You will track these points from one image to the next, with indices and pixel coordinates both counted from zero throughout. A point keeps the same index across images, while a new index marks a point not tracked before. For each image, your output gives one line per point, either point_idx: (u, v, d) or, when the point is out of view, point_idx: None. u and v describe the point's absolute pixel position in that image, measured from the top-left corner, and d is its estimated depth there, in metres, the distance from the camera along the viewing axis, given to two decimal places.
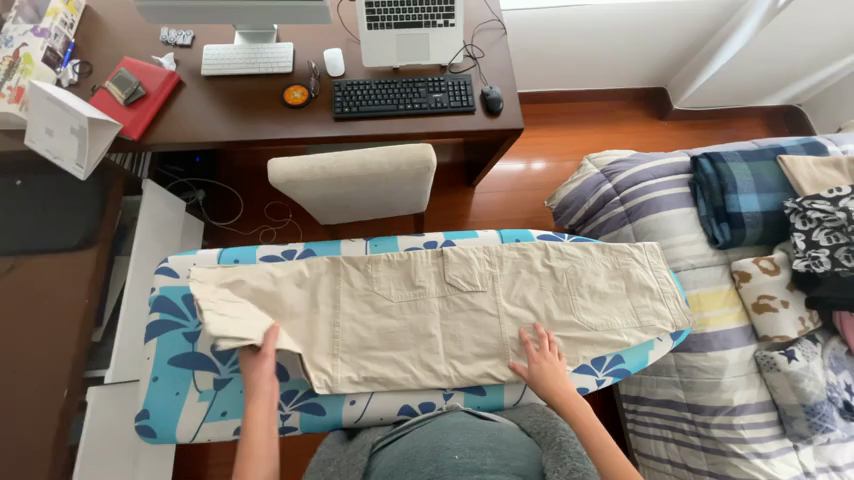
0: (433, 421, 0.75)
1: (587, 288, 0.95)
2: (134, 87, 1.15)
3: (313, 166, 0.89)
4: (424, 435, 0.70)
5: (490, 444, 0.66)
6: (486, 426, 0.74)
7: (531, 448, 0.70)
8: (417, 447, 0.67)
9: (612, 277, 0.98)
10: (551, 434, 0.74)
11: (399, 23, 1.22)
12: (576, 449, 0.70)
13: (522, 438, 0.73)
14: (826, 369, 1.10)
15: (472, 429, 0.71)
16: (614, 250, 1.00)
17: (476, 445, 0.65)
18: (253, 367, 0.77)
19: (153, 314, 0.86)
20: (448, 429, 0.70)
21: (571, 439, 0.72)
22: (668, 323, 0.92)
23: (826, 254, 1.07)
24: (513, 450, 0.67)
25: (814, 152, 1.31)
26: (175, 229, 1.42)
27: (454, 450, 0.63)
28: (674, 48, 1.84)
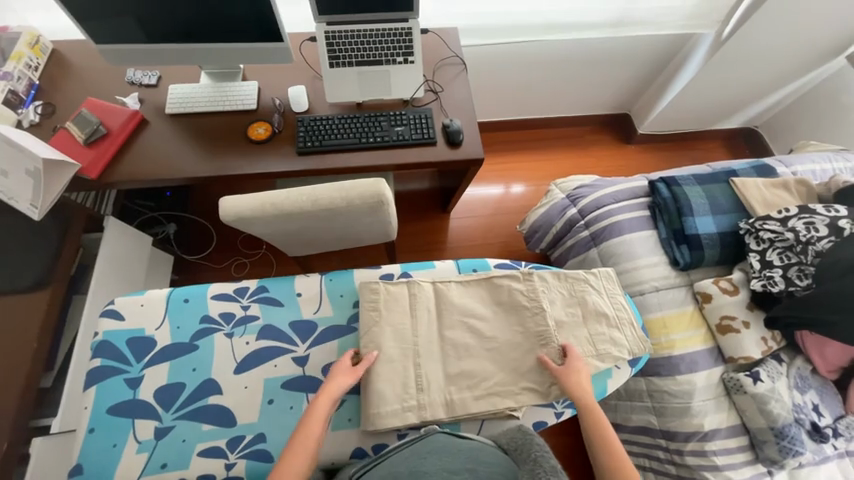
0: (410, 447, 0.73)
1: (547, 313, 0.93)
2: (95, 126, 1.16)
3: (265, 202, 0.91)
4: (401, 461, 0.68)
5: (468, 466, 0.64)
6: (465, 447, 0.71)
7: (506, 466, 0.68)
8: (394, 474, 0.64)
9: (569, 305, 0.98)
10: (528, 451, 0.71)
11: (360, 62, 1.26)
12: (551, 463, 0.67)
13: (498, 457, 0.71)
14: (792, 390, 1.09)
15: (450, 453, 0.68)
16: (572, 278, 1.01)
17: (454, 467, 0.63)
18: (342, 373, 0.81)
19: (94, 360, 0.83)
20: (425, 454, 0.68)
21: (547, 454, 0.69)
22: (623, 351, 0.91)
23: (780, 273, 1.10)
24: (489, 469, 0.65)
25: (764, 174, 1.36)
26: (141, 265, 1.39)
27: (430, 474, 0.61)
28: (633, 77, 1.93)
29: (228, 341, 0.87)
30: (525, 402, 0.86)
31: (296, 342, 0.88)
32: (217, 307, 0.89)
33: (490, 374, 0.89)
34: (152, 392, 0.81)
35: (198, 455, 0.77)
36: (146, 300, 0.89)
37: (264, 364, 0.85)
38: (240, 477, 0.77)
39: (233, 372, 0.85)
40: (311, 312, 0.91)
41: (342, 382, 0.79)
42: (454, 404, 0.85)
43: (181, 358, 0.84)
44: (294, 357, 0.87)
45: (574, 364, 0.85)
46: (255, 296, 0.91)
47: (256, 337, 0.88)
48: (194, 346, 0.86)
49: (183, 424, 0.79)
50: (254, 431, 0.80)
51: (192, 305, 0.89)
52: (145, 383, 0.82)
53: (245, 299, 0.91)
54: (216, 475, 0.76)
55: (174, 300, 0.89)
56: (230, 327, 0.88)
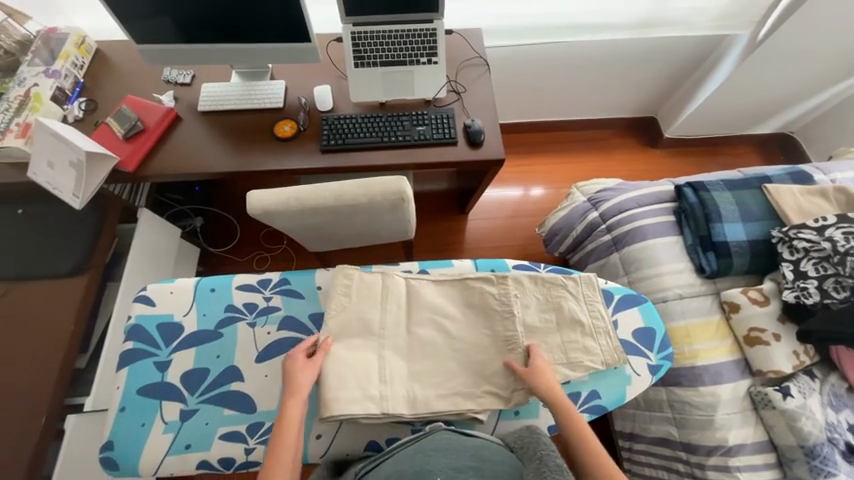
0: (414, 444, 0.73)
1: (517, 318, 0.90)
2: (133, 122, 1.22)
3: (289, 197, 0.94)
4: (406, 458, 0.69)
5: (473, 464, 0.65)
6: (468, 444, 0.72)
7: (512, 465, 0.68)
8: (399, 471, 0.65)
9: (544, 311, 0.95)
10: (534, 449, 0.72)
11: (384, 62, 1.28)
12: (556, 461, 0.68)
13: (504, 456, 0.71)
14: (825, 407, 1.04)
15: (455, 449, 0.69)
16: (552, 283, 0.97)
17: (459, 465, 0.63)
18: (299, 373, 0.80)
19: (127, 342, 0.87)
20: (430, 452, 0.69)
21: (552, 452, 0.71)
22: (596, 361, 0.88)
23: (814, 284, 1.05)
24: (495, 467, 0.65)
25: (801, 181, 1.30)
26: (170, 256, 1.45)
27: (435, 472, 0.61)
28: (662, 79, 1.89)
29: (250, 330, 0.89)
30: (518, 399, 0.83)
31: (315, 334, 0.90)
32: (241, 297, 0.92)
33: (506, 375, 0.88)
34: (179, 376, 0.85)
35: (219, 438, 0.80)
36: (175, 288, 0.93)
37: (283, 354, 0.87)
38: (259, 462, 0.79)
39: (254, 360, 0.87)
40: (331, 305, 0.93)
41: (304, 382, 0.79)
42: (469, 404, 0.84)
43: (206, 344, 0.87)
44: (313, 349, 0.89)
45: (540, 361, 0.84)
46: (276, 288, 0.93)
47: (277, 327, 0.90)
48: (219, 334, 0.88)
49: (207, 408, 0.82)
50: (272, 418, 0.82)
51: (217, 295, 0.92)
52: (172, 366, 0.86)
53: (267, 290, 0.93)
54: (236, 458, 0.79)
55: (202, 289, 0.93)
56: (253, 316, 0.90)
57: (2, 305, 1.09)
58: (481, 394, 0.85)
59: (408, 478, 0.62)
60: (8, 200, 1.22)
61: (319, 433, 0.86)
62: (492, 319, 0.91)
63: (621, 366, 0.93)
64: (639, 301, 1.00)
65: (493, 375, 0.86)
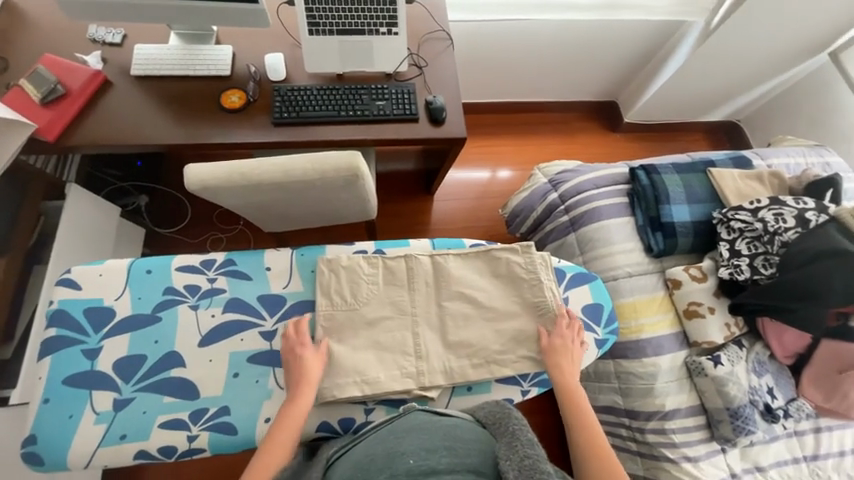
0: (388, 426, 0.71)
1: (507, 282, 0.90)
2: (52, 85, 1.08)
3: (231, 172, 0.87)
4: (379, 441, 0.66)
5: (447, 443, 0.63)
6: (442, 423, 0.70)
7: (485, 441, 0.67)
8: (370, 455, 0.62)
9: (514, 299, 0.89)
10: (505, 424, 0.70)
11: (341, 30, 1.20)
12: (528, 435, 0.66)
13: (476, 432, 0.70)
14: (749, 373, 1.15)
15: (426, 429, 0.67)
16: (535, 266, 0.90)
17: (431, 446, 0.61)
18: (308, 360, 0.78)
19: (49, 329, 0.79)
20: (403, 432, 0.66)
21: (523, 428, 0.68)
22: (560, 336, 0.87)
23: (746, 262, 1.13)
24: (467, 445, 0.64)
25: (740, 166, 1.38)
26: (109, 237, 1.33)
27: (408, 455, 0.59)
28: (624, 64, 1.92)
29: (192, 313, 0.83)
30: (480, 376, 0.83)
31: (264, 316, 0.84)
32: (181, 279, 0.84)
33: (483, 346, 0.85)
34: (111, 363, 0.78)
35: (158, 426, 0.74)
36: (105, 270, 0.84)
37: (230, 337, 0.82)
38: (203, 449, 0.75)
39: (198, 344, 0.81)
40: (281, 286, 0.87)
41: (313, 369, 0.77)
42: (425, 382, 0.81)
43: (142, 329, 0.80)
44: (262, 332, 0.83)
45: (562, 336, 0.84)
46: (222, 269, 0.86)
47: (222, 309, 0.84)
48: (156, 318, 0.81)
49: (145, 396, 0.76)
50: (217, 404, 0.77)
51: (153, 277, 0.84)
52: (104, 354, 0.78)
53: (211, 272, 0.86)
54: (178, 447, 0.74)
55: (136, 270, 0.84)
56: (195, 299, 0.83)
57: None
58: (437, 376, 0.82)
59: (380, 461, 0.60)
60: None
61: (268, 417, 0.77)
62: (466, 295, 0.88)
63: None
64: (590, 278, 1.00)
65: (465, 354, 0.84)
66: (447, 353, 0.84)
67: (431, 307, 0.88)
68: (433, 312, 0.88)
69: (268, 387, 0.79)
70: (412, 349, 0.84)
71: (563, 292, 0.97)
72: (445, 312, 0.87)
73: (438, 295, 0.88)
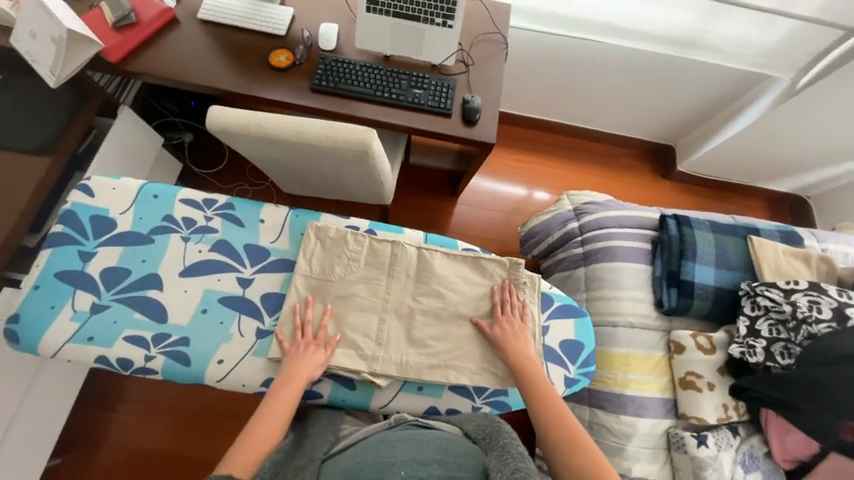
0: (378, 435, 0.69)
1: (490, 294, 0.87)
2: (125, 11, 1.17)
3: (250, 120, 0.89)
4: (370, 449, 0.65)
5: (437, 456, 0.61)
6: (432, 436, 0.68)
7: (475, 457, 0.65)
8: (362, 462, 0.61)
9: (489, 313, 0.86)
10: (496, 438, 0.67)
11: (397, 12, 1.20)
12: (519, 448, 0.64)
13: (467, 447, 0.68)
14: (736, 465, 1.03)
15: (417, 440, 0.66)
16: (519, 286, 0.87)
17: (422, 457, 0.60)
18: (301, 357, 0.77)
19: (57, 225, 0.85)
20: (393, 443, 0.65)
21: (514, 441, 0.67)
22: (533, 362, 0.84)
23: (763, 344, 1.02)
24: (458, 461, 0.62)
25: (788, 241, 1.24)
26: (147, 161, 1.43)
27: (398, 465, 0.58)
28: (691, 107, 1.79)
29: (182, 244, 0.87)
30: (433, 380, 0.80)
31: (245, 264, 0.86)
32: (182, 210, 0.89)
33: (446, 350, 0.83)
34: (99, 270, 0.83)
35: (123, 338, 0.78)
36: (119, 185, 0.90)
37: (208, 275, 0.85)
38: (156, 371, 0.78)
39: (179, 274, 0.85)
40: (269, 240, 0.89)
41: (312, 367, 0.77)
42: (377, 370, 0.80)
43: (134, 246, 0.85)
44: (239, 277, 0.85)
45: (508, 324, 0.83)
46: (219, 211, 0.90)
47: (209, 248, 0.87)
48: (150, 240, 0.86)
49: (119, 307, 0.80)
50: (180, 334, 0.80)
51: (158, 202, 0.88)
52: (95, 259, 0.83)
53: (209, 211, 0.90)
54: (134, 362, 0.77)
55: (144, 192, 0.89)
56: (188, 231, 0.87)
57: None
58: (390, 367, 0.81)
59: (370, 473, 0.58)
60: None
61: (222, 358, 0.79)
62: (441, 296, 0.86)
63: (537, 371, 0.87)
64: (578, 314, 0.93)
65: (424, 354, 0.82)
66: (407, 347, 0.82)
67: (404, 299, 0.86)
68: (405, 304, 0.86)
69: (229, 331, 0.82)
70: (377, 335, 0.83)
71: (545, 321, 0.91)
72: (417, 306, 0.85)
73: (414, 288, 0.87)
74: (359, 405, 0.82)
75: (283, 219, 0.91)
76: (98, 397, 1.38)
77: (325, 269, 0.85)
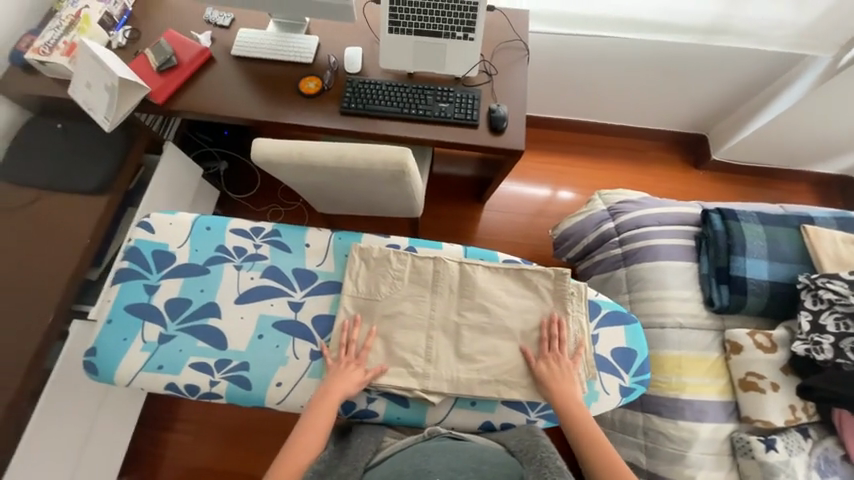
0: (413, 446, 0.75)
1: (536, 304, 0.87)
2: (168, 56, 1.26)
3: (291, 150, 0.94)
4: (409, 455, 0.72)
5: (472, 466, 0.68)
6: (468, 446, 0.74)
7: (512, 467, 0.71)
8: (401, 469, 0.68)
9: (536, 325, 0.85)
10: (535, 452, 0.73)
11: (419, 31, 1.23)
12: (556, 463, 0.71)
13: (504, 457, 0.73)
14: (811, 470, 0.97)
15: (455, 450, 0.72)
16: (565, 295, 0.86)
17: (459, 467, 0.66)
18: (342, 374, 0.80)
19: (123, 261, 0.91)
20: (429, 452, 0.71)
21: (553, 456, 0.72)
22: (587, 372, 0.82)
23: (830, 340, 0.96)
24: (493, 470, 0.68)
25: (847, 229, 1.17)
26: (189, 192, 1.51)
27: (435, 474, 0.65)
28: (722, 94, 1.72)
29: (235, 272, 0.91)
30: (486, 394, 0.80)
31: (294, 288, 0.90)
32: (233, 240, 0.93)
33: (496, 364, 0.82)
34: (163, 301, 0.88)
35: (189, 366, 0.83)
36: (175, 220, 0.96)
37: (262, 301, 0.89)
38: (221, 395, 0.82)
39: (235, 301, 0.89)
40: (315, 264, 0.92)
41: (351, 384, 0.79)
42: (429, 386, 0.81)
43: (193, 277, 0.90)
44: (290, 301, 0.89)
45: (553, 360, 0.81)
46: (267, 238, 0.94)
47: (260, 274, 0.91)
48: (206, 270, 0.91)
49: (184, 336, 0.85)
50: (240, 359, 0.84)
51: (211, 234, 0.94)
52: (159, 292, 0.89)
53: (258, 238, 0.94)
54: (201, 387, 0.82)
55: (198, 225, 0.95)
56: (240, 260, 0.92)
57: (32, 209, 1.19)
58: (442, 383, 0.81)
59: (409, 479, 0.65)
60: (52, 114, 1.31)
61: (280, 381, 0.83)
62: (487, 310, 0.86)
63: (591, 381, 0.85)
64: (627, 320, 0.91)
65: (475, 369, 0.82)
66: (457, 363, 0.83)
67: (449, 314, 0.87)
68: (451, 319, 0.86)
69: (285, 354, 0.85)
70: (427, 352, 0.84)
71: (594, 329, 0.90)
72: (463, 321, 0.86)
73: (459, 303, 0.87)
74: (414, 422, 0.83)
75: (327, 242, 0.94)
76: (158, 417, 1.46)
77: (371, 289, 0.88)
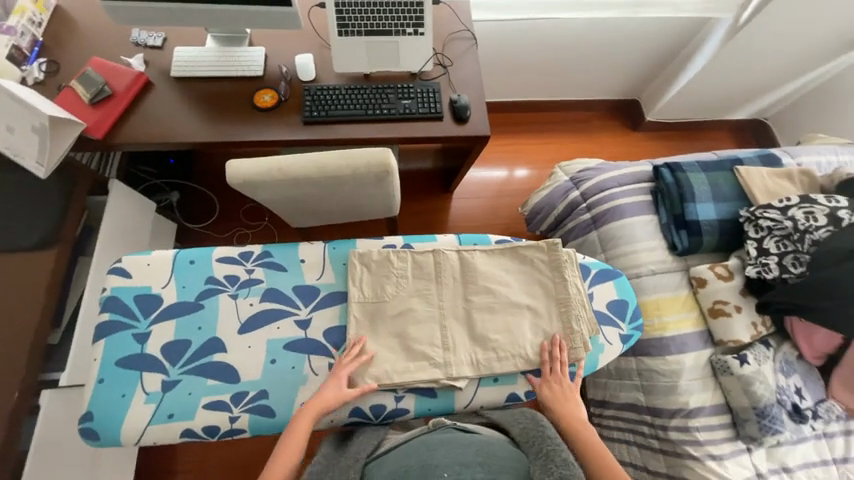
0: (418, 440, 0.72)
1: (536, 276, 0.93)
2: (100, 86, 1.15)
3: (269, 167, 0.92)
4: (412, 452, 0.67)
5: (480, 459, 0.63)
6: (474, 439, 0.70)
7: (519, 460, 0.68)
8: (404, 466, 0.63)
9: (538, 296, 0.91)
10: (540, 444, 0.70)
11: (369, 31, 1.23)
12: (563, 456, 0.67)
13: (510, 450, 0.70)
14: (777, 373, 1.13)
15: (460, 443, 0.68)
16: (560, 264, 0.92)
17: (465, 460, 0.61)
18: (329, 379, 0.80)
19: (103, 314, 0.85)
20: (435, 445, 0.67)
21: (559, 447, 0.69)
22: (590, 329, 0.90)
23: (775, 260, 1.13)
24: (501, 464, 0.64)
25: (769, 164, 1.36)
26: (145, 228, 1.39)
27: (441, 468, 0.59)
28: (648, 60, 1.89)
29: (232, 301, 0.88)
30: (506, 368, 0.85)
31: (299, 305, 0.88)
32: (223, 269, 0.90)
33: (510, 339, 0.87)
34: (158, 347, 0.84)
35: (202, 407, 0.80)
36: (152, 260, 0.90)
37: (268, 325, 0.86)
38: (244, 429, 0.80)
39: (238, 332, 0.86)
40: (315, 278, 0.91)
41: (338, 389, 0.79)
42: (453, 373, 0.84)
43: (186, 316, 0.86)
44: (297, 320, 0.87)
45: (555, 383, 0.84)
46: (259, 261, 0.91)
47: (260, 299, 0.89)
48: (199, 306, 0.87)
49: (189, 378, 0.82)
50: (256, 388, 0.82)
51: (196, 267, 0.89)
52: (152, 338, 0.84)
53: (249, 263, 0.91)
54: (220, 426, 0.79)
55: (180, 261, 0.90)
56: (235, 288, 0.89)
57: None
58: (464, 367, 0.85)
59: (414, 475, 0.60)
60: None
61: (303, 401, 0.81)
62: (491, 291, 0.90)
63: (595, 336, 0.93)
64: (614, 274, 1.01)
65: (492, 348, 0.86)
66: (473, 345, 0.87)
67: (457, 301, 0.90)
68: (460, 306, 0.90)
69: (302, 374, 0.83)
70: (444, 340, 0.86)
71: (588, 288, 0.98)
72: (471, 305, 0.89)
73: (464, 289, 0.91)
74: (444, 408, 0.86)
75: (322, 253, 0.93)
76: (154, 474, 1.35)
77: (378, 292, 0.88)
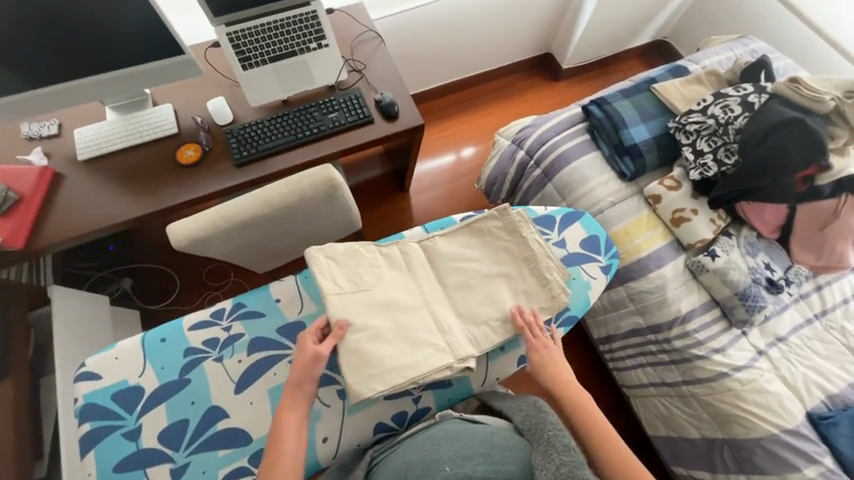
0: (425, 434, 0.75)
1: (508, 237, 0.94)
2: (2, 193, 1.04)
3: (213, 219, 0.88)
4: (415, 449, 0.70)
5: (482, 450, 0.66)
6: (478, 430, 0.72)
7: (521, 449, 0.70)
8: (408, 463, 0.67)
9: (517, 256, 0.93)
10: (541, 431, 0.72)
11: (273, 57, 1.21)
12: (563, 441, 0.67)
13: (513, 439, 0.72)
14: (745, 256, 1.22)
15: (464, 435, 0.70)
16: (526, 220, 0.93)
17: (467, 453, 0.65)
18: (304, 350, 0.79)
19: (84, 426, 0.79)
20: (439, 439, 0.70)
21: (560, 432, 0.70)
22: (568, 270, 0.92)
23: (711, 158, 1.23)
24: (504, 454, 0.67)
25: (679, 74, 1.46)
26: (105, 324, 1.29)
27: (443, 464, 0.63)
28: (547, 14, 1.97)
29: (219, 365, 0.84)
30: (509, 333, 0.86)
31: (289, 345, 0.85)
32: (200, 336, 0.86)
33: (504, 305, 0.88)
34: (155, 438, 0.78)
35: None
36: (120, 352, 0.84)
37: (264, 374, 0.83)
38: None
39: (234, 391, 0.82)
40: (296, 312, 0.89)
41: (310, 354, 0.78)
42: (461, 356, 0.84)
43: (174, 396, 0.81)
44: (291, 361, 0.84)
45: (540, 347, 0.85)
46: (234, 316, 0.88)
47: (248, 352, 0.85)
48: (186, 380, 0.82)
49: (200, 456, 0.78)
50: None
51: (170, 344, 0.84)
52: (145, 431, 0.79)
53: (225, 320, 0.87)
54: None
55: (150, 342, 0.85)
56: (218, 351, 0.84)
57: None
58: (470, 346, 0.85)
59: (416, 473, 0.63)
60: None
61: (324, 436, 0.83)
62: (471, 267, 0.91)
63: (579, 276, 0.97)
64: (578, 215, 1.04)
65: (490, 320, 0.87)
66: (472, 323, 0.87)
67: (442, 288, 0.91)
68: (446, 291, 0.90)
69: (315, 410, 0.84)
70: (442, 327, 0.86)
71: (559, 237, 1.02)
72: (458, 286, 0.90)
73: (446, 274, 0.91)
74: (462, 393, 0.89)
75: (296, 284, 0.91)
76: None
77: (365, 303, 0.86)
